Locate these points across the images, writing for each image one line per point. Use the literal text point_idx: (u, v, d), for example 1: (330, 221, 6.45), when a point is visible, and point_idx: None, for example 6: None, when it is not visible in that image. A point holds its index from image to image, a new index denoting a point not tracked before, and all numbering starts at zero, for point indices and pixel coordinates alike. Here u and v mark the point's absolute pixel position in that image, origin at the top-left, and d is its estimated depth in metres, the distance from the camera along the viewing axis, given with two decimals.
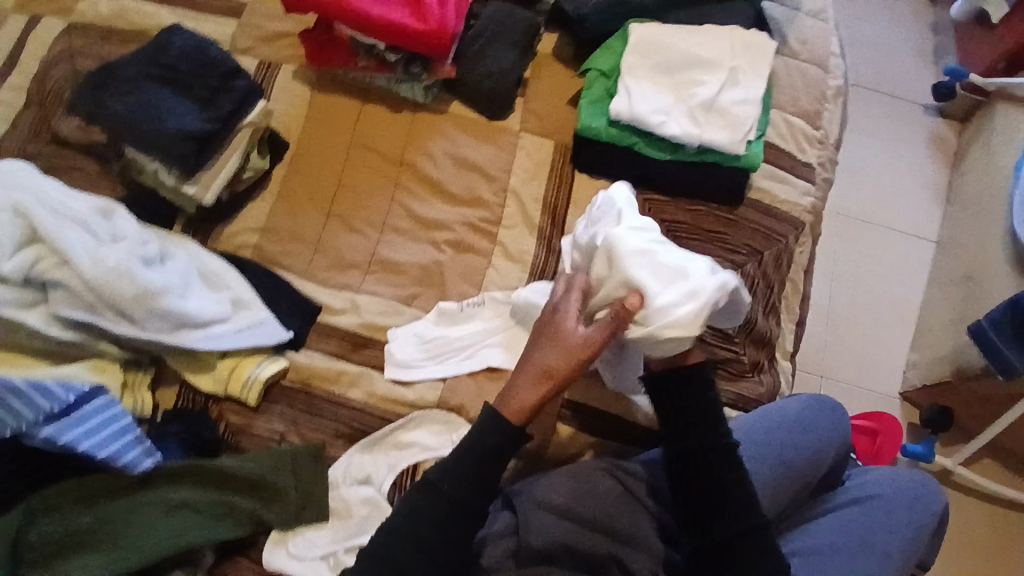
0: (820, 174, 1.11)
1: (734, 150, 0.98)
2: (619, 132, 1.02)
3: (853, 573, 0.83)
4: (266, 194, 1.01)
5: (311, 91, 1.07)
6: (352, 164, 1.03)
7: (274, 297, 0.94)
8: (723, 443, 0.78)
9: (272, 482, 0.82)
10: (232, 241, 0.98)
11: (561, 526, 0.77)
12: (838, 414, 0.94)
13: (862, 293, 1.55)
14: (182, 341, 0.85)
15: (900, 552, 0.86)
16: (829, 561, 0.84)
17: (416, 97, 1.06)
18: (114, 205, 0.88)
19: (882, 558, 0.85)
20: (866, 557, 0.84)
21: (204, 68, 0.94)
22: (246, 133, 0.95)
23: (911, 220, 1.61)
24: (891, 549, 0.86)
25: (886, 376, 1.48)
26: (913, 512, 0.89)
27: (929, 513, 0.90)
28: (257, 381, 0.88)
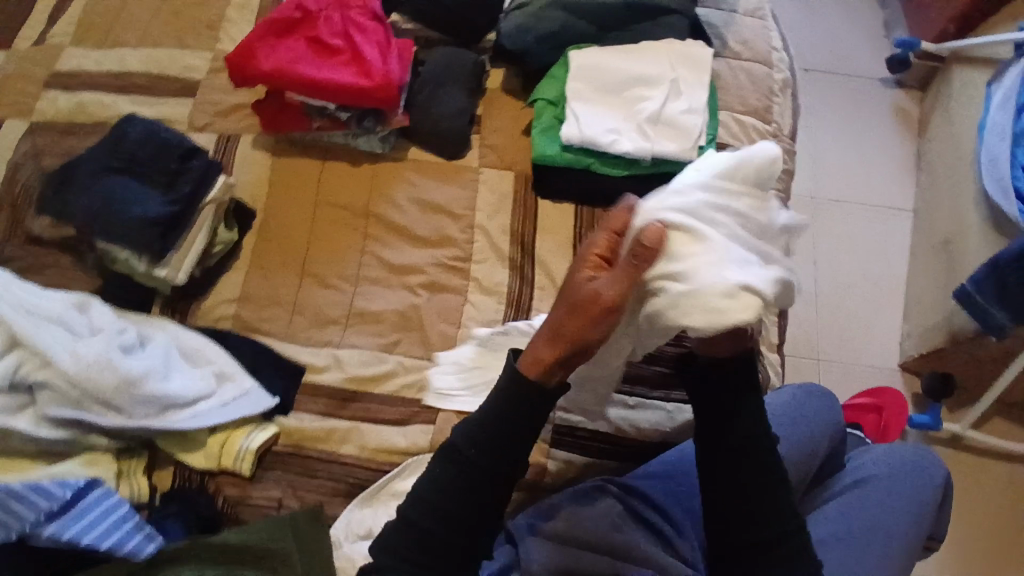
0: (779, 166, 1.13)
1: (688, 157, 1.00)
2: (574, 155, 1.03)
3: (860, 560, 0.83)
4: (238, 263, 1.03)
5: (271, 158, 1.10)
6: (320, 222, 1.05)
7: (257, 364, 0.94)
8: (743, 448, 0.74)
9: (275, 549, 0.81)
10: (211, 313, 0.99)
11: (560, 553, 0.77)
12: (826, 399, 0.94)
13: (846, 272, 1.55)
14: (170, 422, 0.86)
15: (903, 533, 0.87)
16: (835, 551, 0.84)
17: (373, 148, 1.09)
18: (89, 298, 0.91)
19: (887, 540, 0.85)
20: (872, 541, 0.84)
21: (162, 153, 0.97)
22: (211, 209, 0.98)
23: (883, 194, 1.63)
24: (894, 531, 0.86)
25: (883, 351, 1.48)
26: (912, 490, 0.89)
27: (929, 488, 0.90)
28: (248, 451, 0.88)
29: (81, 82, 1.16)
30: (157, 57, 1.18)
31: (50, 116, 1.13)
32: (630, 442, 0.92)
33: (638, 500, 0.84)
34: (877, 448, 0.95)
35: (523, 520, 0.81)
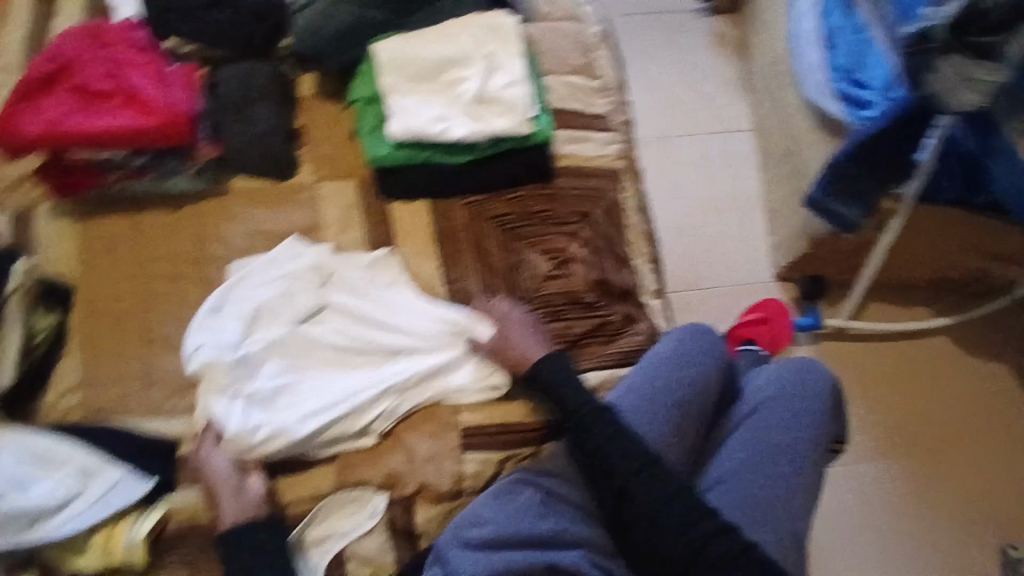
0: (616, 118, 1.13)
1: (520, 131, 1.00)
2: (409, 152, 1.00)
3: (768, 477, 0.95)
4: (70, 350, 0.93)
5: (77, 225, 0.98)
6: (153, 282, 0.96)
7: (121, 449, 0.87)
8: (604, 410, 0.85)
9: None
10: (55, 411, 0.90)
11: (489, 557, 0.82)
12: (714, 333, 1.00)
13: (709, 201, 1.63)
14: (41, 535, 0.82)
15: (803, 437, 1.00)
16: (746, 475, 0.96)
17: (187, 187, 0.99)
18: None
19: (789, 453, 0.98)
20: (776, 457, 0.97)
21: None
22: (16, 301, 0.89)
23: (725, 120, 1.72)
24: (793, 439, 0.99)
25: (756, 266, 1.57)
26: (801, 397, 1.03)
27: (814, 390, 1.04)
28: (137, 541, 0.83)
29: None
30: None
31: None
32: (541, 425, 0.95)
33: (553, 483, 0.89)
34: (766, 371, 1.08)
35: (450, 535, 0.85)
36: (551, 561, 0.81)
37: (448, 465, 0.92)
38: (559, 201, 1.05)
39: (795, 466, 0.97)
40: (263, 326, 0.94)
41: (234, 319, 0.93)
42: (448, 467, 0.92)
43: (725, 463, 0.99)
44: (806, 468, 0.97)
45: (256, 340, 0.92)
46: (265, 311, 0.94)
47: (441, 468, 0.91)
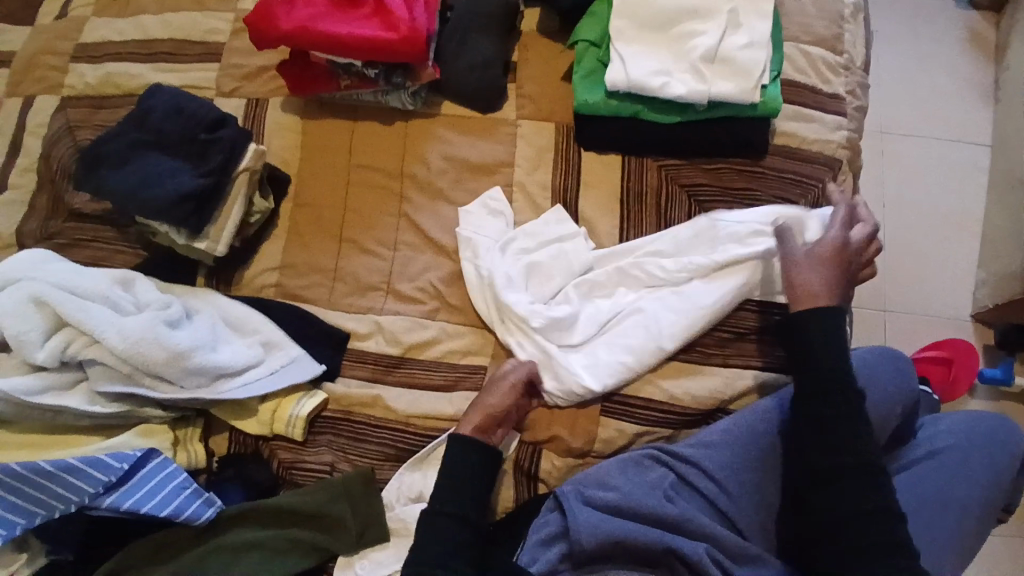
0: (851, 102, 1.03)
1: (750, 99, 0.91)
2: (619, 103, 0.96)
3: (926, 530, 0.84)
4: (276, 232, 1.01)
5: (300, 120, 1.06)
6: (354, 186, 1.02)
7: (303, 332, 0.94)
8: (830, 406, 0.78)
9: (329, 512, 0.83)
10: (254, 283, 0.99)
11: (607, 523, 0.80)
12: (901, 361, 0.91)
13: (919, 217, 1.43)
14: (221, 393, 0.86)
15: (983, 502, 0.87)
16: (900, 522, 0.85)
17: (404, 105, 1.03)
18: (132, 274, 0.90)
19: (959, 510, 0.85)
20: (941, 511, 0.85)
21: (189, 124, 0.95)
22: (244, 179, 0.94)
23: (961, 129, 1.48)
24: (973, 501, 0.86)
25: (956, 300, 1.37)
26: (995, 459, 0.89)
27: (1010, 455, 0.89)
28: (300, 418, 0.88)
29: (106, 52, 1.14)
30: (177, 22, 1.14)
31: (81, 90, 1.12)
32: (687, 410, 0.89)
33: (691, 470, 0.85)
34: (957, 417, 0.92)
35: (572, 487, 0.84)
36: (674, 545, 0.78)
37: (586, 425, 0.89)
38: (765, 182, 0.96)
39: (964, 531, 0.85)
40: (539, 278, 0.94)
41: (517, 259, 0.94)
42: (581, 425, 0.89)
43: None
44: (974, 536, 0.86)
45: (537, 288, 0.94)
46: (545, 257, 0.94)
47: (575, 423, 0.89)
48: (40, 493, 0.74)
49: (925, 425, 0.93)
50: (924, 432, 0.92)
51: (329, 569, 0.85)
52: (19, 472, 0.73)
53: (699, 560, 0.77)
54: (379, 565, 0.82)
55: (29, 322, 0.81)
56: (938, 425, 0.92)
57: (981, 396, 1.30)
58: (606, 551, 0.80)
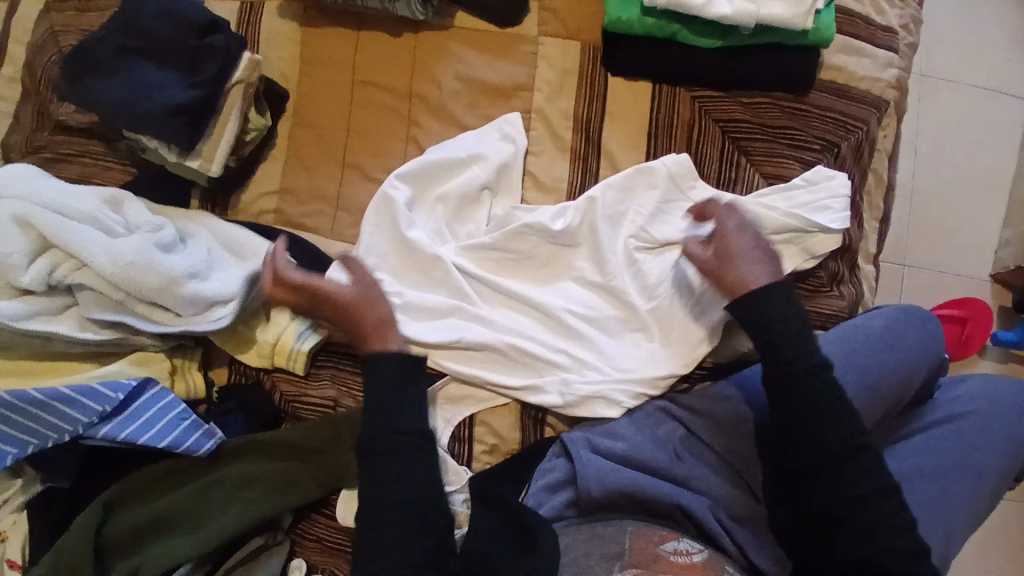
0: (903, 38, 0.95)
1: (800, 25, 0.81)
2: (656, 22, 0.86)
3: (944, 494, 0.84)
4: (275, 153, 0.94)
5: (300, 29, 0.96)
6: (358, 105, 0.93)
7: (306, 263, 0.89)
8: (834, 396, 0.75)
9: (333, 449, 0.82)
10: (252, 209, 0.93)
11: (616, 473, 0.79)
12: (928, 324, 0.89)
13: (950, 167, 1.36)
14: (220, 324, 0.82)
15: (997, 469, 0.88)
16: (918, 485, 0.85)
17: (414, 14, 0.91)
18: (121, 193, 0.83)
19: (976, 476, 0.86)
20: (958, 475, 0.86)
21: (179, 28, 0.85)
22: (238, 92, 0.86)
23: (1005, 73, 1.39)
24: (990, 466, 0.87)
25: (976, 256, 1.34)
26: (1014, 426, 0.90)
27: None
28: (301, 352, 0.84)
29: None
30: None
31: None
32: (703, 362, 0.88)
33: (702, 424, 0.83)
34: (982, 381, 0.94)
35: (580, 435, 0.83)
36: (681, 502, 0.77)
37: None
38: (806, 121, 0.89)
39: (978, 498, 0.86)
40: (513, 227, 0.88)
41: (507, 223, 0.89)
42: None
43: (893, 465, 0.87)
44: (985, 501, 0.87)
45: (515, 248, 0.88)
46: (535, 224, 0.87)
47: None
48: (35, 423, 0.72)
49: (946, 389, 0.95)
50: (942, 398, 0.93)
51: (332, 503, 0.84)
52: (10, 403, 0.71)
53: (705, 518, 0.76)
54: None
55: (14, 243, 0.75)
56: (959, 389, 0.94)
57: (990, 355, 1.30)
58: (613, 501, 0.78)
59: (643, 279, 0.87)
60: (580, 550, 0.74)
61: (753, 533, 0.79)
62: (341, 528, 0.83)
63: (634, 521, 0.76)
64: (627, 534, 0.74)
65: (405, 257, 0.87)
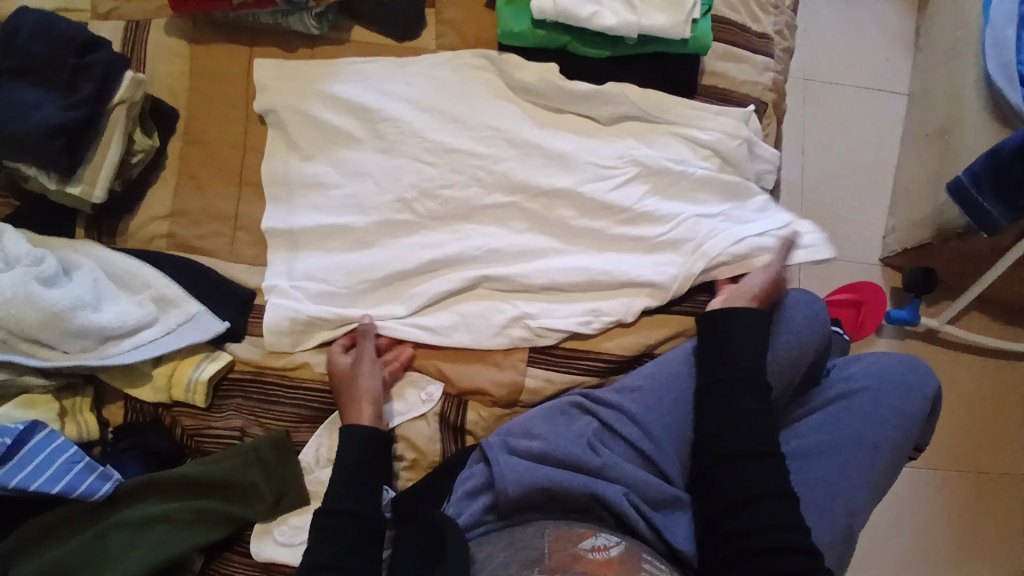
0: (780, 43, 1.01)
1: (679, 34, 0.85)
2: (547, 34, 0.88)
3: (839, 469, 0.92)
4: (166, 175, 0.89)
5: (188, 45, 0.93)
6: (252, 124, 0.91)
7: (203, 289, 0.84)
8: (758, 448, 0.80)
9: (242, 480, 0.79)
10: (142, 235, 0.88)
11: (532, 472, 0.79)
12: (818, 308, 0.95)
13: (836, 163, 1.48)
14: (111, 357, 0.78)
15: (892, 441, 0.94)
16: (813, 461, 0.93)
17: (309, 28, 0.91)
18: (1, 227, 0.79)
19: (870, 451, 0.93)
20: (854, 451, 0.93)
21: (52, 49, 0.81)
22: (121, 112, 0.82)
23: (877, 74, 1.52)
24: (882, 438, 0.94)
25: (867, 243, 1.45)
26: (905, 399, 0.96)
27: (920, 397, 0.97)
28: (200, 383, 0.80)
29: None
30: None
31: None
32: (617, 357, 0.89)
33: (615, 416, 0.85)
34: (877, 359, 0.99)
35: (497, 438, 0.82)
36: (597, 492, 0.79)
37: (512, 378, 0.86)
38: None
39: (873, 472, 0.92)
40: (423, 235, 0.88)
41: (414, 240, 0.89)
42: (505, 375, 0.86)
43: (793, 443, 0.95)
44: (882, 472, 0.93)
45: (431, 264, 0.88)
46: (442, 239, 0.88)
47: (498, 377, 0.86)
48: None
49: (843, 366, 1.01)
50: (838, 376, 0.99)
51: (246, 538, 0.81)
52: None
53: (617, 503, 0.78)
54: (299, 528, 0.80)
55: None
56: (854, 366, 1.00)
57: (886, 334, 1.41)
58: (532, 500, 0.79)
59: (549, 280, 0.87)
60: (498, 559, 0.74)
61: (671, 516, 0.83)
62: (255, 564, 0.79)
63: (554, 524, 0.77)
64: (544, 539, 0.74)
65: (330, 265, 0.86)
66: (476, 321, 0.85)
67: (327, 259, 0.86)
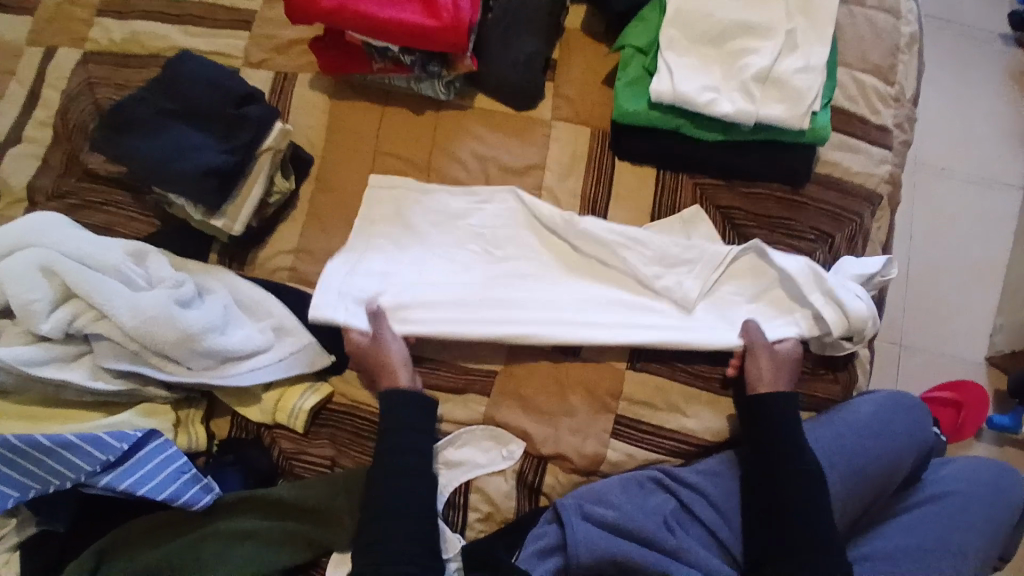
0: (897, 136, 1.00)
1: (796, 125, 0.86)
2: (660, 116, 0.92)
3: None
4: (294, 213, 0.99)
5: (329, 100, 1.04)
6: (379, 173, 1.00)
7: (316, 321, 0.91)
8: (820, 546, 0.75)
9: (328, 508, 0.82)
10: (268, 265, 0.97)
11: (606, 540, 0.76)
12: (916, 412, 0.89)
13: (945, 254, 1.40)
14: (229, 378, 0.85)
15: (983, 551, 0.85)
16: (902, 566, 0.81)
17: (438, 94, 1.00)
18: (145, 247, 0.89)
19: (961, 557, 0.83)
20: (946, 557, 0.82)
21: (217, 97, 0.91)
22: (267, 157, 0.92)
23: (995, 167, 1.44)
24: (981, 551, 0.84)
25: (970, 340, 1.36)
26: (997, 505, 0.88)
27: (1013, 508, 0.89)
28: (302, 411, 0.86)
29: (134, 8, 1.13)
30: None
31: (103, 45, 1.12)
32: (700, 442, 0.86)
33: (694, 498, 0.82)
34: (967, 463, 0.91)
35: (572, 501, 0.79)
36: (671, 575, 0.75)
37: (594, 449, 0.86)
38: (801, 213, 0.92)
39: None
40: None
41: None
42: (589, 444, 0.86)
43: (879, 544, 0.84)
44: None
45: None
46: None
47: (581, 447, 0.86)
48: (36, 468, 0.74)
49: (931, 468, 0.93)
50: (928, 476, 0.91)
51: (322, 565, 0.83)
52: (18, 446, 0.73)
53: None
54: None
55: (39, 292, 0.79)
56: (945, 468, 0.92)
57: (986, 441, 1.30)
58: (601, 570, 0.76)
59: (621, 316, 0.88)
60: None
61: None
62: None
63: None
64: None
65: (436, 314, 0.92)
66: (554, 366, 0.89)
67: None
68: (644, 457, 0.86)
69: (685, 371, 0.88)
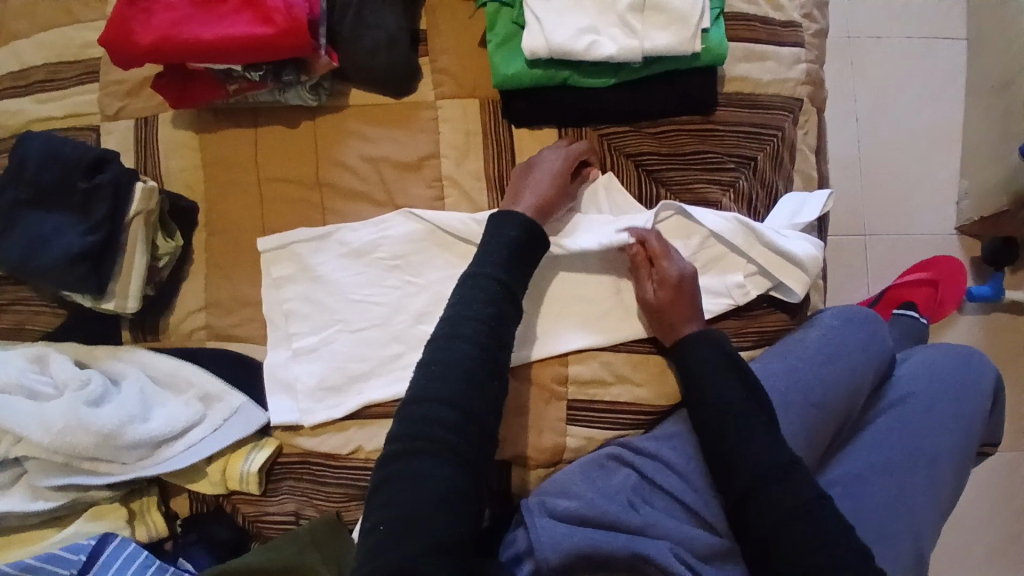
0: (808, 27, 0.90)
1: (688, 50, 0.78)
2: (544, 73, 0.82)
3: (901, 488, 0.80)
4: (194, 268, 0.92)
5: (195, 136, 0.94)
6: (268, 203, 0.92)
7: (246, 377, 0.89)
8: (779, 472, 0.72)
9: (302, 564, 0.79)
10: (182, 330, 0.91)
11: (572, 534, 0.74)
12: (869, 326, 0.86)
13: (896, 128, 1.31)
14: (166, 462, 0.83)
15: (956, 449, 0.84)
16: (874, 484, 0.80)
17: (307, 101, 0.90)
18: (44, 351, 0.85)
19: (931, 464, 0.82)
20: (918, 466, 0.81)
21: (64, 173, 0.83)
22: (138, 225, 0.84)
23: (934, 19, 1.33)
24: (950, 446, 0.83)
25: (935, 214, 1.30)
26: (962, 396, 0.87)
27: (978, 396, 0.87)
28: (251, 473, 0.83)
29: None
30: (50, 40, 1.01)
31: None
32: (656, 407, 0.84)
33: (654, 466, 0.80)
34: (924, 361, 0.90)
35: (535, 500, 0.79)
36: (643, 551, 0.72)
37: (554, 440, 0.84)
38: (716, 140, 0.86)
39: (937, 489, 0.81)
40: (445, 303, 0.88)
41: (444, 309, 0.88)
42: (547, 437, 0.84)
43: (846, 466, 0.82)
44: (947, 489, 0.83)
45: None
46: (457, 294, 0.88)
47: (540, 441, 0.84)
48: None
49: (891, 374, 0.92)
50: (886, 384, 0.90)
51: None
52: None
53: (667, 562, 0.71)
54: None
55: None
56: (905, 369, 0.91)
57: (969, 313, 1.27)
58: (575, 565, 0.73)
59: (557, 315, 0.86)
60: None
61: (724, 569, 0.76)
62: None
63: None
64: None
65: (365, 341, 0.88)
66: None
67: (358, 339, 0.88)
68: (604, 436, 0.84)
69: (633, 337, 0.85)
